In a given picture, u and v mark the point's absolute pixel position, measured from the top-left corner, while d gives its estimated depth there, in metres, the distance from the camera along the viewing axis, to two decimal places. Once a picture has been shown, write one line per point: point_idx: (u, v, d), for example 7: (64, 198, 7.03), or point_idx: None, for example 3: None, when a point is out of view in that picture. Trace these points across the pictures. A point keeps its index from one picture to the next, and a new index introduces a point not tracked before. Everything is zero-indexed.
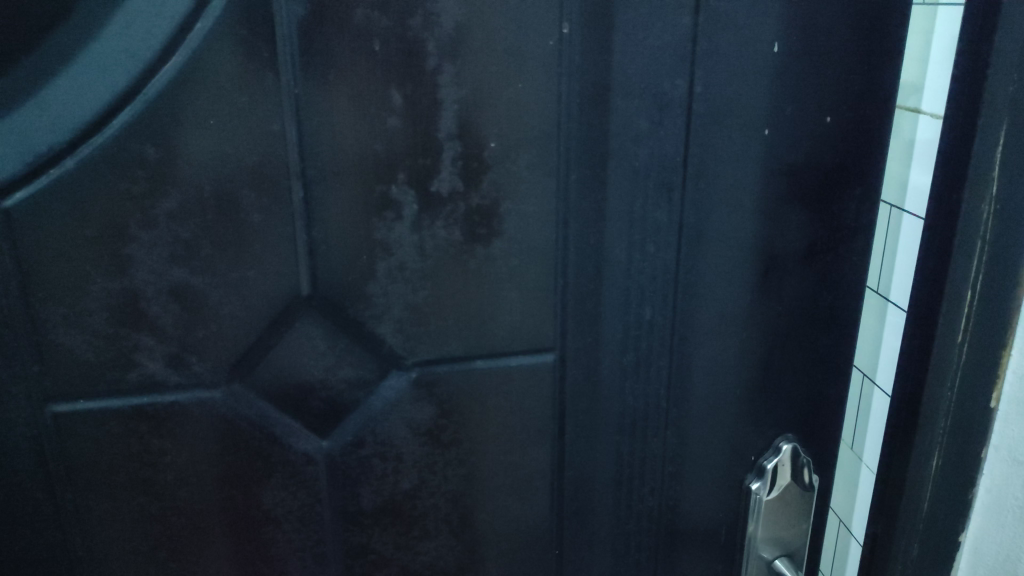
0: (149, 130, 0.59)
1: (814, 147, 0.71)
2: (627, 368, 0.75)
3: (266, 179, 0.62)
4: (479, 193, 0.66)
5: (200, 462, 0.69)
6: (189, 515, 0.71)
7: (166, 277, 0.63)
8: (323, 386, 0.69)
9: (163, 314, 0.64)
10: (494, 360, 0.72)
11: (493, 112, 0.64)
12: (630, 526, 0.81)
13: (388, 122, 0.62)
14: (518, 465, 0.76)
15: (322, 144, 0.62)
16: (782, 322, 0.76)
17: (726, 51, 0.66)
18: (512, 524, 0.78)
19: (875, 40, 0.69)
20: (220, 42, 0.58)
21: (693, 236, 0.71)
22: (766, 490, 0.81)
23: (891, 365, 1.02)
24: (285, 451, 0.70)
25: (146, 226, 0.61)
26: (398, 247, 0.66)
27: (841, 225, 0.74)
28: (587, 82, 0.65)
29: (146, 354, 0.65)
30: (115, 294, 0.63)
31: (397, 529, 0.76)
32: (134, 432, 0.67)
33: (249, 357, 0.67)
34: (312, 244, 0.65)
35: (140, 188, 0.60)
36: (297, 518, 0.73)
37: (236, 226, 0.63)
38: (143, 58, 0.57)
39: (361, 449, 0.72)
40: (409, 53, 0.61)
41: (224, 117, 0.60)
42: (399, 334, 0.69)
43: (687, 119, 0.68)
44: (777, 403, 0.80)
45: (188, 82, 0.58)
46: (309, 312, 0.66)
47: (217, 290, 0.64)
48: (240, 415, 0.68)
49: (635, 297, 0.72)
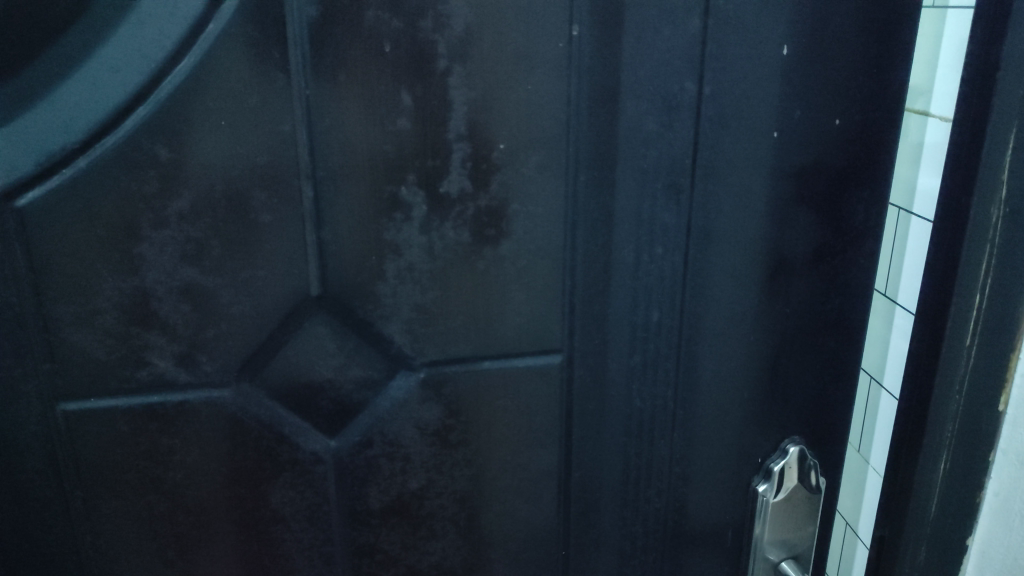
0: (161, 130, 0.59)
1: (822, 150, 0.71)
2: (635, 369, 0.75)
3: (276, 179, 0.62)
4: (488, 194, 0.66)
5: (209, 461, 0.69)
6: (198, 514, 0.71)
7: (176, 277, 0.63)
8: (331, 386, 0.69)
9: (173, 314, 0.64)
10: (503, 361, 0.72)
11: (502, 113, 0.64)
12: (637, 528, 0.81)
13: (397, 123, 0.63)
14: (525, 465, 0.76)
15: (333, 145, 0.62)
16: (790, 324, 0.76)
17: (735, 53, 0.66)
18: (519, 525, 0.78)
19: (884, 43, 0.69)
20: (232, 44, 0.58)
21: (701, 237, 0.71)
22: (773, 492, 0.82)
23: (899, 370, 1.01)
24: (294, 450, 0.70)
25: (157, 226, 0.62)
26: (407, 248, 0.66)
27: (850, 227, 0.74)
28: (597, 84, 0.65)
29: (156, 353, 0.65)
30: (127, 293, 0.63)
31: (404, 529, 0.76)
32: (143, 431, 0.67)
33: (258, 356, 0.67)
34: (322, 245, 0.65)
35: (151, 188, 0.61)
36: (305, 518, 0.73)
37: (246, 226, 0.63)
38: (156, 59, 0.58)
39: (369, 449, 0.72)
40: (420, 55, 0.61)
41: (236, 118, 0.60)
42: (407, 334, 0.69)
43: (696, 121, 0.68)
44: (784, 405, 0.80)
45: (200, 83, 0.59)
46: (318, 312, 0.67)
47: (227, 290, 0.64)
48: (249, 414, 0.69)
49: (643, 299, 0.72)
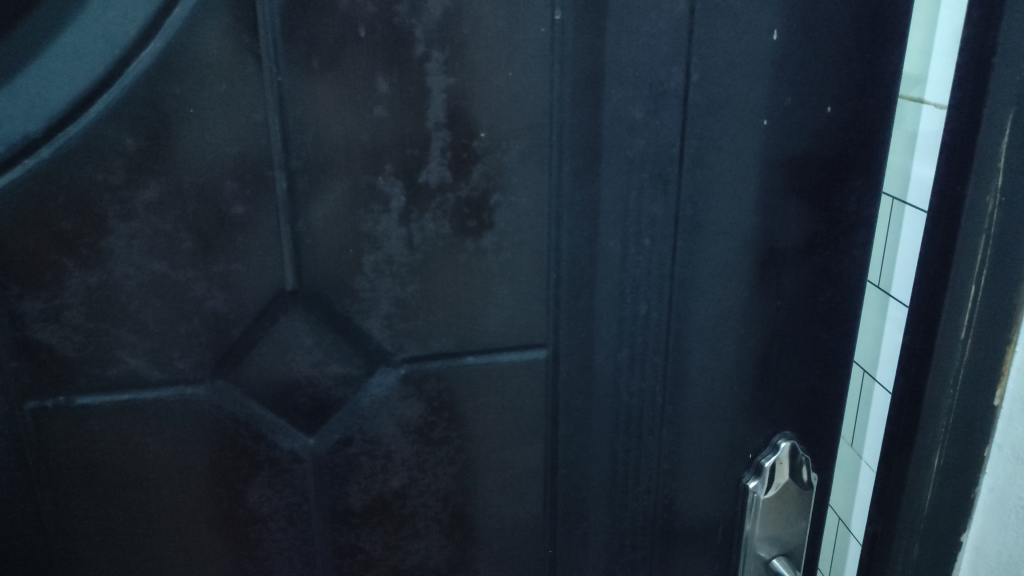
0: (126, 117, 0.57)
1: (814, 138, 0.69)
2: (622, 363, 0.73)
3: (249, 169, 0.60)
4: (469, 184, 0.64)
5: (184, 459, 0.67)
6: (176, 515, 0.69)
7: (146, 271, 0.61)
8: (310, 383, 0.67)
9: (143, 310, 0.62)
10: (485, 357, 0.70)
11: (483, 101, 0.62)
12: (625, 525, 0.80)
13: (374, 111, 0.61)
14: (511, 462, 0.74)
15: (306, 134, 0.60)
16: (780, 317, 0.74)
17: (724, 38, 0.64)
18: (504, 522, 0.77)
19: (875, 28, 0.67)
20: (200, 29, 0.56)
21: (689, 229, 0.70)
22: (764, 489, 0.80)
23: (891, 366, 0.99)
24: (271, 448, 0.69)
25: (124, 218, 0.59)
26: (386, 240, 0.64)
27: (842, 218, 0.72)
28: (580, 71, 0.63)
29: (127, 350, 0.63)
30: (94, 289, 0.61)
31: (387, 529, 0.74)
32: (115, 428, 0.65)
33: (232, 353, 0.65)
34: (297, 237, 0.63)
35: (118, 178, 0.58)
36: (285, 518, 0.71)
37: (219, 219, 0.61)
38: (119, 45, 0.55)
39: (349, 447, 0.70)
40: (396, 39, 0.59)
41: (205, 106, 0.58)
42: (387, 329, 0.67)
43: (683, 108, 0.66)
44: (776, 399, 0.78)
45: (166, 68, 0.56)
46: (294, 308, 0.65)
47: (200, 284, 0.62)
48: (225, 412, 0.66)
49: (629, 291, 0.71)
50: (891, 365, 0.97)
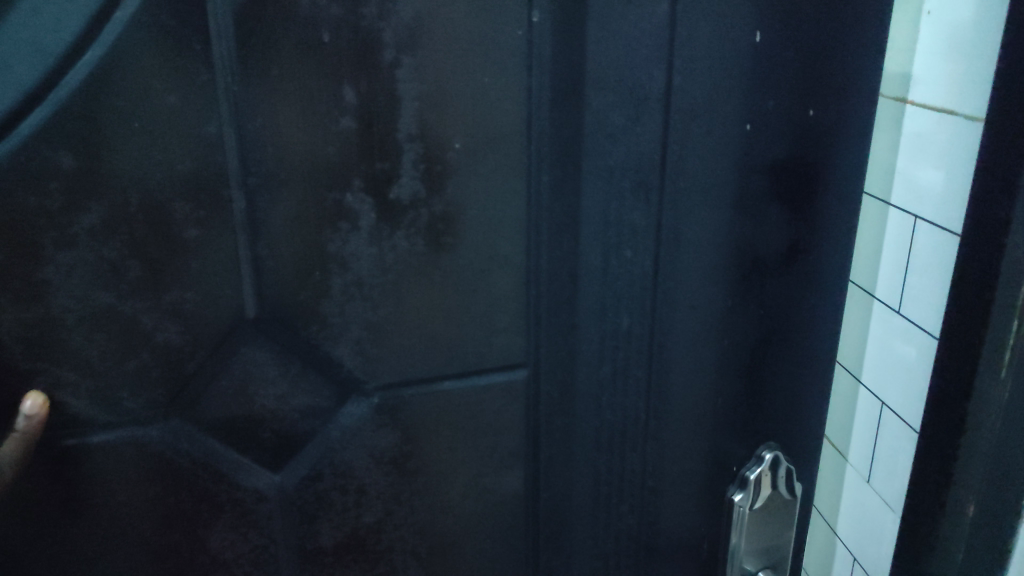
0: (65, 134, 0.51)
1: (796, 142, 0.66)
2: (605, 379, 0.70)
3: (202, 188, 0.55)
4: (443, 198, 0.61)
5: (136, 505, 0.61)
6: (130, 565, 0.63)
7: (88, 303, 0.55)
8: (274, 416, 0.63)
9: (87, 346, 0.56)
10: (465, 379, 0.67)
11: (456, 109, 0.58)
12: (609, 546, 0.76)
13: (340, 123, 0.56)
14: (491, 489, 0.72)
15: (265, 149, 0.55)
16: (763, 328, 0.72)
17: (704, 38, 0.60)
18: (485, 549, 0.73)
19: (855, 28, 0.65)
20: (145, 35, 0.51)
21: (672, 239, 0.66)
22: (749, 502, 0.76)
23: (879, 367, 0.98)
24: (233, 488, 0.63)
25: (62, 246, 0.53)
26: (355, 260, 0.60)
27: (823, 223, 0.70)
28: (558, 76, 0.60)
29: (70, 392, 0.57)
30: (31, 325, 0.54)
31: (361, 567, 0.70)
32: (57, 475, 0.58)
33: (187, 390, 0.59)
34: (258, 261, 0.58)
35: (55, 202, 0.52)
36: (249, 562, 0.66)
37: (169, 244, 0.55)
38: (52, 53, 0.49)
39: (319, 483, 0.65)
40: (363, 44, 0.55)
41: (153, 120, 0.52)
42: (358, 356, 0.63)
43: (664, 113, 0.61)
44: (761, 411, 0.75)
45: (108, 78, 0.51)
46: (255, 337, 0.60)
47: (151, 315, 0.57)
48: (181, 452, 0.61)
49: (611, 305, 0.67)
50: (889, 366, 0.96)
